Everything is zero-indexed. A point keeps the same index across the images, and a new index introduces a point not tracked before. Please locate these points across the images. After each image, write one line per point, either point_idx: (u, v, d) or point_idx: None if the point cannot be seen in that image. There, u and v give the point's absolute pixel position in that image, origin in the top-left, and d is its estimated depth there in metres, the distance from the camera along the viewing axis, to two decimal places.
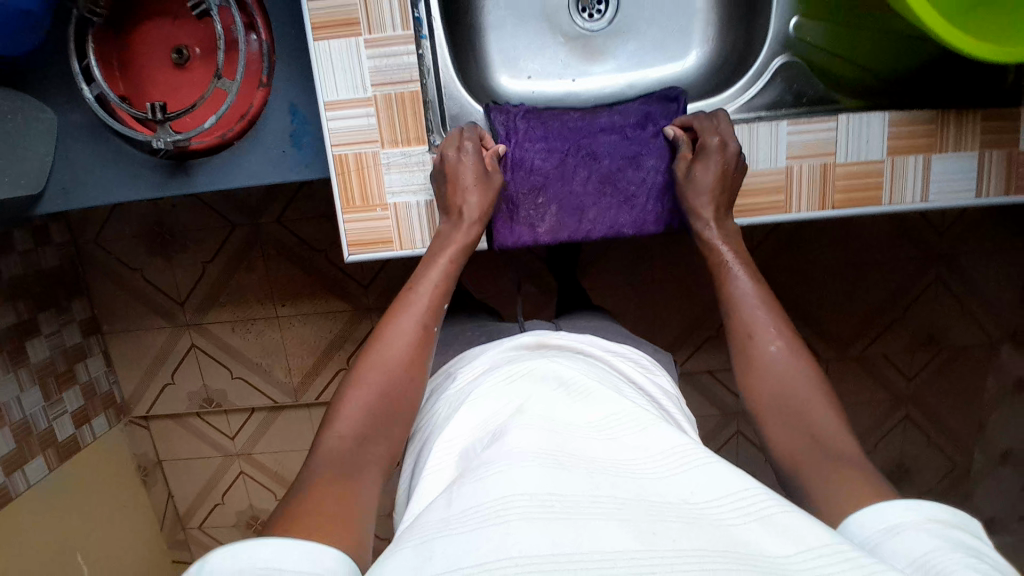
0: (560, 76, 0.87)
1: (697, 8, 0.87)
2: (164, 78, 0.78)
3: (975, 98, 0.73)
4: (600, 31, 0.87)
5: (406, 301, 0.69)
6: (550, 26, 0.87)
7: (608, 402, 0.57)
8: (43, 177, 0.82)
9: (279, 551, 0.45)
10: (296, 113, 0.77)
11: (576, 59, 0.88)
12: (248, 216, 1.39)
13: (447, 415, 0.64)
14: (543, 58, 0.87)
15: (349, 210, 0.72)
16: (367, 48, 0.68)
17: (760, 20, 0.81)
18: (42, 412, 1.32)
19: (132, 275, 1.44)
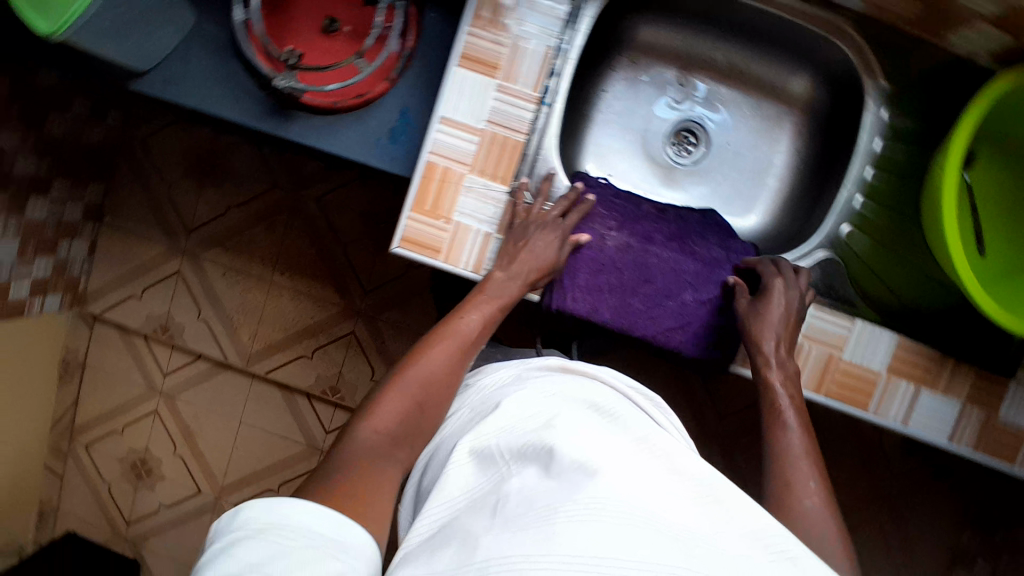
0: (634, 186, 0.95)
1: (773, 185, 0.95)
2: (306, 35, 0.84)
3: (981, 355, 0.81)
4: (682, 166, 0.96)
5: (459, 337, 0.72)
6: (642, 144, 0.96)
7: (632, 428, 0.64)
8: (156, 60, 0.84)
9: (302, 515, 0.52)
10: (404, 116, 0.84)
11: (654, 178, 0.96)
12: (293, 183, 1.44)
13: (470, 416, 0.70)
14: (626, 165, 0.95)
15: (417, 210, 0.75)
16: (496, 89, 0.74)
17: (820, 211, 0.89)
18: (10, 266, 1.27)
19: (157, 184, 1.45)
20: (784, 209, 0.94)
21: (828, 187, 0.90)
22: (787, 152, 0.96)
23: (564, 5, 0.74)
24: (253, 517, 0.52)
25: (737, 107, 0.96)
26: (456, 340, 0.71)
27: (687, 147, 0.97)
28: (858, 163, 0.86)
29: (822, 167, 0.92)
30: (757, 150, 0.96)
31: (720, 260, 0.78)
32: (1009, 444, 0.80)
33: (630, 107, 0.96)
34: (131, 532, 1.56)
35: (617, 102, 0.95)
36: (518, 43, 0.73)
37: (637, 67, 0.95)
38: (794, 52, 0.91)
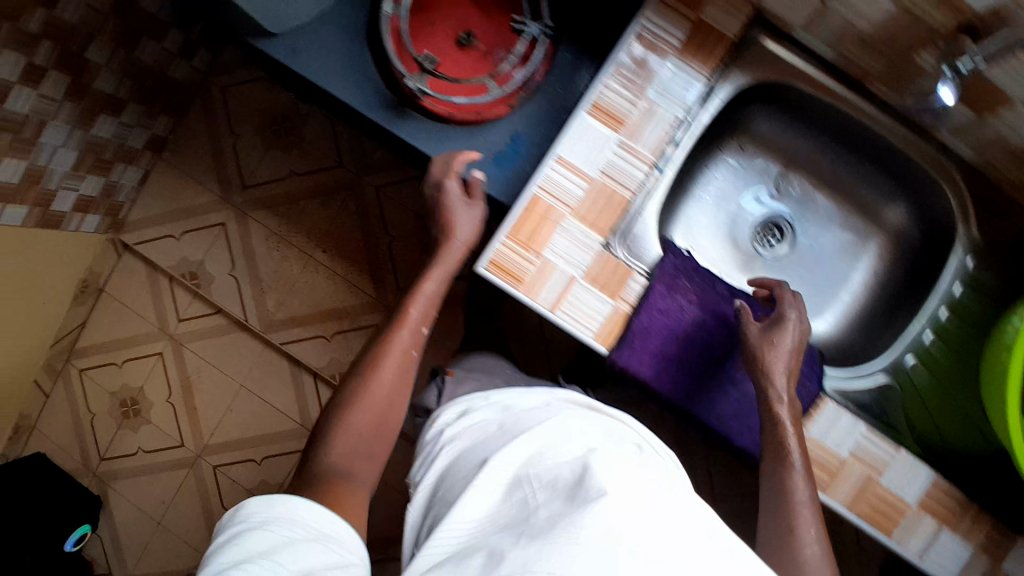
0: (714, 263, 0.97)
1: (845, 300, 0.97)
2: (441, 40, 0.86)
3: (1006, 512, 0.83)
4: (763, 258, 0.99)
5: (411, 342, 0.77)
6: (731, 227, 0.98)
7: (647, 469, 0.67)
8: (289, 28, 0.84)
9: (305, 513, 0.58)
10: (515, 142, 0.86)
11: (735, 262, 0.98)
12: (358, 167, 1.45)
13: (500, 438, 0.75)
14: (711, 242, 0.98)
15: (510, 238, 0.75)
16: (617, 143, 0.75)
17: (887, 335, 0.92)
18: (61, 175, 1.25)
19: (225, 134, 1.46)
20: (852, 327, 0.96)
21: (898, 317, 0.93)
22: (864, 272, 0.98)
23: (701, 82, 0.76)
24: (254, 512, 0.57)
25: (826, 217, 0.99)
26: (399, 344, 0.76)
27: (771, 241, 0.99)
28: (931, 301, 0.89)
29: (896, 297, 0.94)
30: (837, 263, 0.99)
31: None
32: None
33: (727, 190, 0.98)
34: (102, 467, 1.52)
35: (717, 182, 0.98)
36: (649, 107, 0.76)
37: (743, 155, 0.97)
38: (894, 182, 0.93)
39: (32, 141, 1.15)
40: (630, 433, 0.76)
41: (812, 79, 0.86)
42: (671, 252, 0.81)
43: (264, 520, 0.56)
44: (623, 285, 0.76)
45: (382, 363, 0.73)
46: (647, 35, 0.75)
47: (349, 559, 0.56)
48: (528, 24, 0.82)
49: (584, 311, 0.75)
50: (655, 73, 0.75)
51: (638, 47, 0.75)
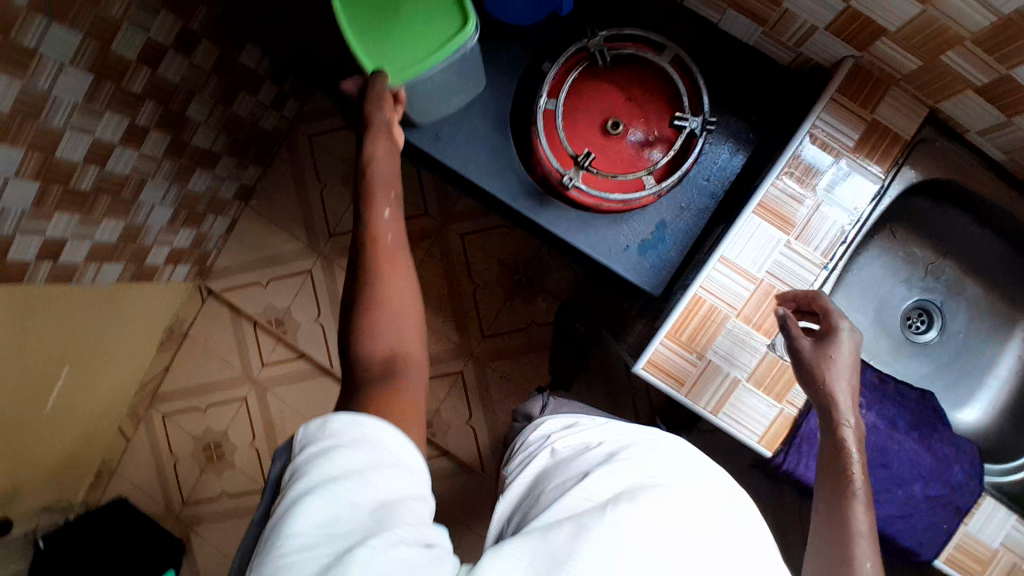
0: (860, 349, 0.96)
1: (994, 388, 0.93)
2: (594, 129, 0.85)
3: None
4: (912, 342, 0.96)
5: (393, 296, 0.64)
6: (880, 310, 0.96)
7: (738, 510, 0.59)
8: (434, 118, 0.88)
9: (375, 432, 0.52)
10: (661, 229, 0.87)
11: (881, 347, 0.97)
12: (442, 215, 1.46)
13: (603, 451, 0.66)
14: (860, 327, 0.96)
15: (672, 338, 0.76)
16: (784, 245, 0.75)
17: None
18: (157, 231, 1.23)
19: (311, 184, 1.46)
20: (1001, 417, 0.91)
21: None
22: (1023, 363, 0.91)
23: (874, 179, 0.76)
24: (343, 427, 0.52)
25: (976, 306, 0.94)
26: (389, 288, 0.64)
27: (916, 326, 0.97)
28: None
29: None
30: (984, 350, 0.94)
31: (950, 459, 0.77)
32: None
33: (877, 277, 0.95)
34: (184, 510, 1.53)
35: (866, 271, 0.95)
36: (817, 208, 0.76)
37: (896, 243, 0.93)
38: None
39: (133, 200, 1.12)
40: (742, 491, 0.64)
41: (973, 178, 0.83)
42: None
43: (352, 438, 0.51)
44: (789, 388, 0.75)
45: (382, 316, 0.62)
46: (820, 135, 0.76)
47: (424, 492, 0.52)
48: (690, 120, 0.82)
49: (747, 413, 0.75)
50: (828, 173, 0.76)
51: (811, 147, 0.76)
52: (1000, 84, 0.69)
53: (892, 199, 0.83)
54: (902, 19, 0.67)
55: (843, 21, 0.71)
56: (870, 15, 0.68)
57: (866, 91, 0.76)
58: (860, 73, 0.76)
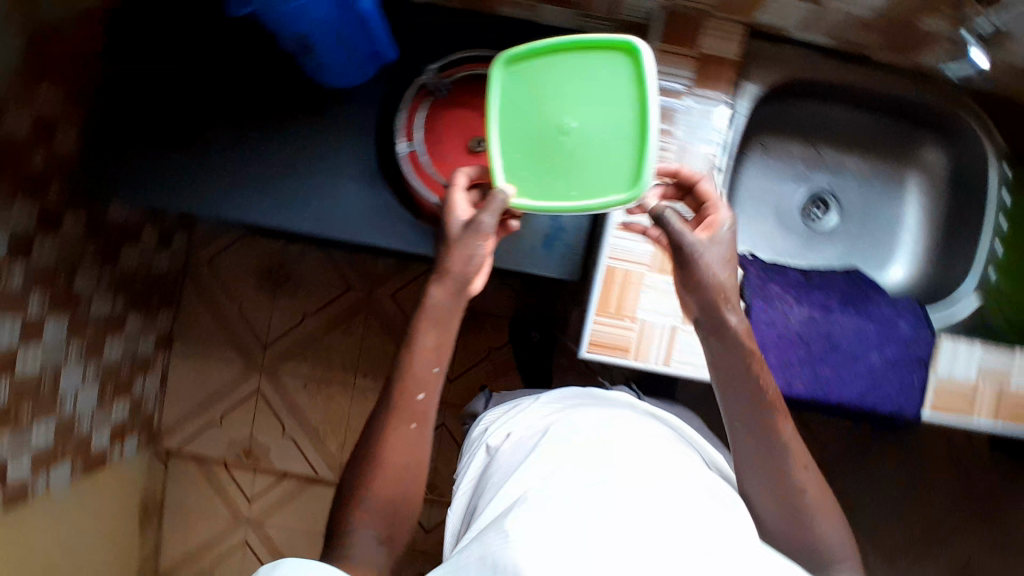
0: (782, 256, 0.98)
1: (907, 236, 0.98)
2: (455, 155, 0.84)
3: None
4: (823, 231, 1.00)
5: (415, 411, 0.72)
6: (782, 214, 0.99)
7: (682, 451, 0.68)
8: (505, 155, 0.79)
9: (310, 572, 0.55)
10: (556, 220, 0.88)
11: (799, 246, 0.99)
12: (367, 281, 1.42)
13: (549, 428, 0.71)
14: (773, 238, 0.98)
15: (602, 313, 0.77)
16: (668, 192, 0.77)
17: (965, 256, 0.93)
18: (89, 414, 1.16)
19: (227, 306, 1.41)
20: (925, 259, 0.97)
21: (964, 238, 0.94)
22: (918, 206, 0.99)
23: (721, 104, 0.80)
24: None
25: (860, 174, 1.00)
26: (400, 402, 0.71)
27: (817, 214, 0.99)
28: (991, 216, 0.91)
29: (954, 214, 0.95)
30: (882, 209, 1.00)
31: (893, 317, 0.80)
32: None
33: (764, 187, 0.98)
34: None
35: (755, 182, 0.98)
36: None
37: (768, 151, 0.97)
38: (908, 123, 0.96)
39: (52, 395, 1.05)
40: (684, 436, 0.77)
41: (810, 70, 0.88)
42: (750, 265, 0.81)
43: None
44: None
45: (396, 428, 0.71)
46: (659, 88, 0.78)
47: None
48: None
49: (696, 353, 0.77)
50: (680, 115, 0.79)
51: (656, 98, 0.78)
52: None
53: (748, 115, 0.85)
54: None
55: None
56: None
57: (686, 33, 0.78)
58: (674, 17, 0.78)
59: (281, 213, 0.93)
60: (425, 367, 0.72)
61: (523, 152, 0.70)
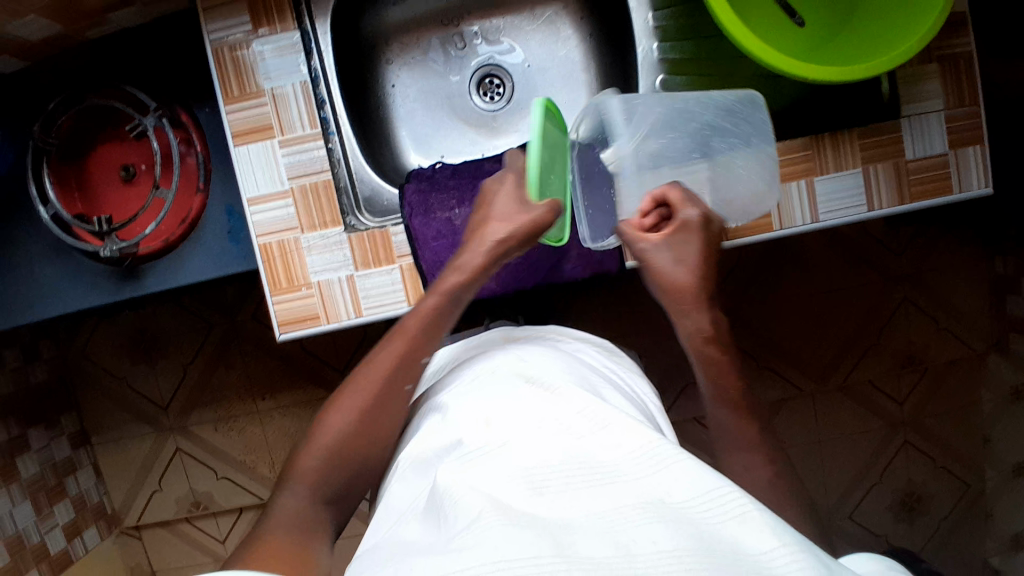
0: (470, 152, 0.86)
1: (580, 70, 0.84)
2: (114, 193, 0.86)
3: (866, 114, 0.76)
4: (503, 109, 0.86)
5: (414, 372, 0.64)
6: (452, 107, 0.86)
7: (593, 383, 0.62)
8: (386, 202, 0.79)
9: None
10: (232, 212, 0.84)
11: (483, 133, 0.86)
12: (221, 315, 1.42)
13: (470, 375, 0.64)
14: (452, 138, 0.86)
15: (277, 291, 0.74)
16: (281, 148, 0.72)
17: (629, 71, 0.79)
18: (34, 525, 1.28)
19: (116, 385, 1.46)
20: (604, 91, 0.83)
21: (626, 51, 0.79)
22: (582, 41, 0.84)
23: (293, 36, 0.72)
24: None
25: (517, 32, 0.85)
26: (405, 354, 0.63)
27: (493, 98, 0.86)
28: (639, 14, 0.75)
29: (606, 29, 0.81)
30: (551, 51, 0.85)
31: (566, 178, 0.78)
32: (938, 180, 0.74)
33: (420, 89, 0.85)
34: None
35: (411, 88, 0.85)
36: (276, 95, 0.72)
37: (400, 52, 0.84)
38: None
39: None
40: (594, 359, 0.71)
41: None
42: (409, 182, 0.79)
43: None
44: (390, 246, 0.73)
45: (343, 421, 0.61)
46: (221, 46, 0.72)
47: None
48: (141, 119, 0.80)
49: (382, 293, 0.74)
50: (256, 63, 0.72)
51: (225, 56, 0.72)
52: None
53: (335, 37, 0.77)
54: None
55: None
56: None
57: None
58: None
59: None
60: (436, 325, 0.65)
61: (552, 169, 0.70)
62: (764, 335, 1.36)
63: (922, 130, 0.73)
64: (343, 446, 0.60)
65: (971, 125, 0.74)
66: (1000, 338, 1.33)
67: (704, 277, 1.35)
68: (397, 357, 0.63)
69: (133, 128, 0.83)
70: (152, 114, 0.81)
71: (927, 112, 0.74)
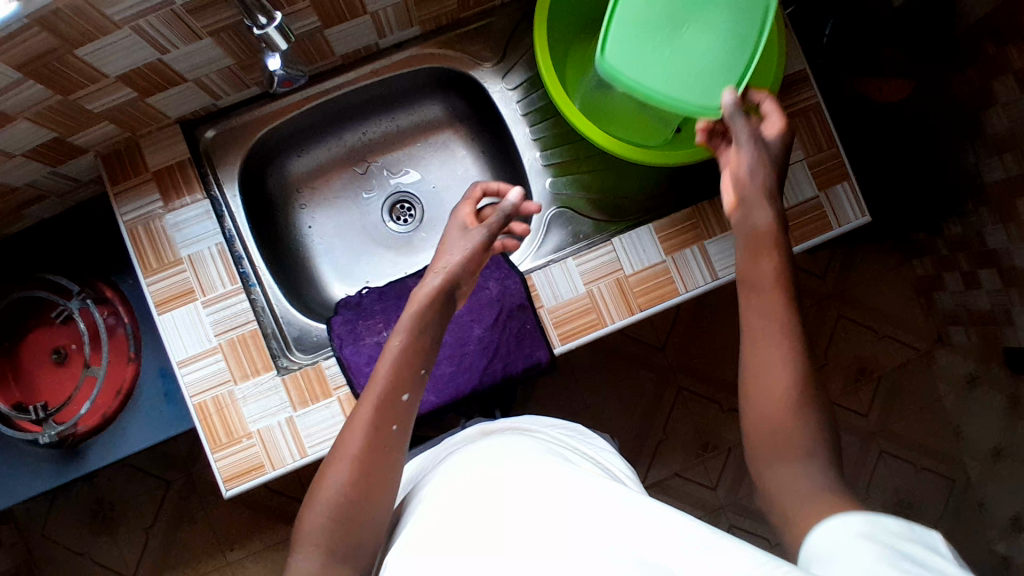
0: (393, 274, 0.91)
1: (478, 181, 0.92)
2: (46, 377, 0.86)
3: None
4: (416, 229, 0.92)
5: (397, 412, 0.60)
6: (369, 234, 0.91)
7: (568, 458, 0.64)
8: (315, 338, 0.82)
9: None
10: (167, 374, 0.85)
11: (401, 254, 0.91)
12: (182, 468, 1.38)
13: (459, 459, 0.64)
14: (372, 264, 0.91)
15: (218, 448, 0.74)
16: (205, 308, 0.75)
17: (520, 175, 0.87)
18: None
19: (80, 564, 1.37)
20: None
21: (515, 160, 0.88)
22: (476, 157, 0.92)
23: (205, 204, 0.76)
24: None
25: (417, 158, 0.92)
26: (383, 399, 0.59)
27: (406, 220, 0.92)
28: (516, 130, 0.85)
29: (495, 142, 0.90)
30: (451, 170, 0.92)
31: (482, 282, 0.82)
32: (817, 218, 0.82)
33: (338, 224, 0.91)
34: None
35: (328, 226, 0.91)
36: (194, 260, 0.76)
37: (311, 194, 0.90)
38: (406, 94, 0.88)
39: None
40: (561, 438, 0.72)
41: (272, 115, 0.83)
42: (336, 314, 0.82)
43: None
44: (324, 380, 0.75)
45: (342, 473, 0.56)
46: (136, 224, 0.76)
47: None
48: (66, 303, 0.82)
49: (323, 429, 0.74)
50: (172, 233, 0.76)
51: (140, 232, 0.75)
52: (138, 76, 0.66)
53: (246, 195, 0.82)
54: (42, 128, 0.68)
55: (37, 156, 0.73)
56: (32, 144, 0.70)
57: (128, 166, 0.77)
58: (112, 158, 0.77)
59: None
60: (409, 367, 0.62)
61: (640, 41, 0.70)
62: (721, 378, 1.40)
63: (791, 179, 0.82)
64: (345, 502, 0.55)
65: (832, 167, 0.82)
66: (939, 333, 1.35)
67: (652, 334, 1.40)
68: (376, 405, 0.59)
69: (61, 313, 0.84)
70: (76, 297, 0.83)
71: (791, 163, 0.82)
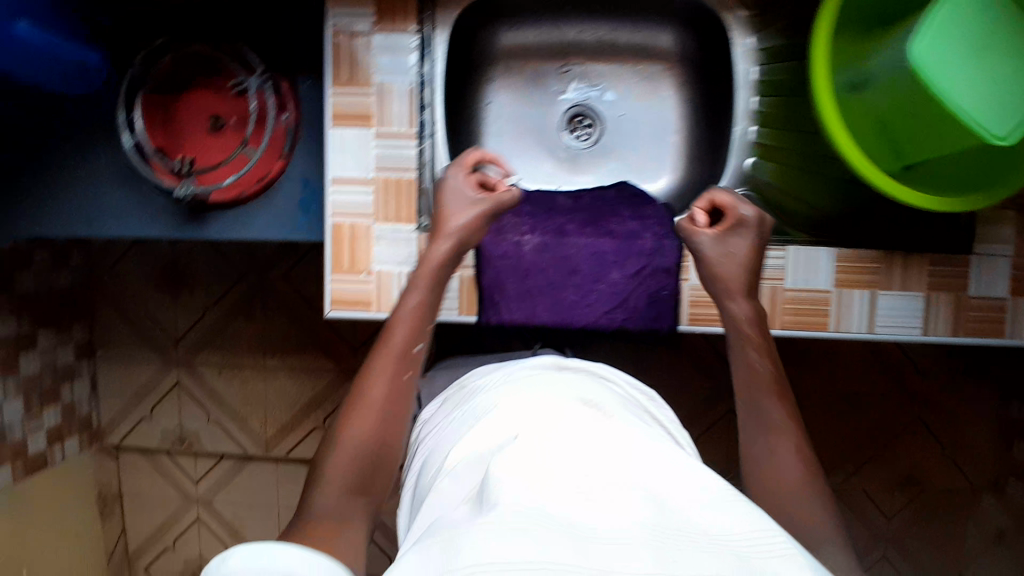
0: (546, 183, 0.87)
1: (670, 129, 0.86)
2: (196, 139, 0.86)
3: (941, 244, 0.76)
4: (586, 150, 0.88)
5: (410, 364, 0.64)
6: (541, 135, 0.88)
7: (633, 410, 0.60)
8: None
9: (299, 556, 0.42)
10: (307, 183, 0.87)
11: (562, 169, 0.88)
12: (255, 269, 1.43)
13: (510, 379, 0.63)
14: (530, 164, 0.87)
15: (338, 272, 0.75)
16: (376, 138, 0.74)
17: (722, 142, 0.82)
18: (20, 425, 1.27)
19: (136, 310, 1.47)
20: (690, 159, 0.86)
21: (723, 125, 0.83)
22: (680, 104, 0.86)
23: (413, 38, 0.74)
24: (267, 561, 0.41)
25: (620, 79, 0.87)
26: (398, 351, 0.63)
27: (582, 136, 0.88)
28: (743, 94, 0.81)
29: (707, 98, 0.85)
30: (648, 107, 0.87)
31: (637, 231, 0.78)
32: (994, 322, 0.74)
33: (517, 113, 0.87)
34: None
35: (505, 109, 0.87)
36: (384, 89, 0.74)
37: (503, 72, 0.86)
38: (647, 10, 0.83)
39: None
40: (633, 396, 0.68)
41: None
42: None
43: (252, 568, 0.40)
44: None
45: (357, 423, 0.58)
46: (342, 30, 0.74)
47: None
48: (245, 78, 0.82)
49: None
50: (372, 54, 0.74)
51: (344, 40, 0.74)
52: None
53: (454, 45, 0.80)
54: None
55: None
56: None
57: None
58: None
59: (43, 216, 0.90)
60: (419, 322, 0.66)
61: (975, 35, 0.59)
62: None
63: (989, 272, 0.74)
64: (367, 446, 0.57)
65: None
66: (997, 479, 1.25)
67: None
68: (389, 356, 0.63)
69: (235, 82, 0.84)
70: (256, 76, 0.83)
71: (998, 256, 0.74)
